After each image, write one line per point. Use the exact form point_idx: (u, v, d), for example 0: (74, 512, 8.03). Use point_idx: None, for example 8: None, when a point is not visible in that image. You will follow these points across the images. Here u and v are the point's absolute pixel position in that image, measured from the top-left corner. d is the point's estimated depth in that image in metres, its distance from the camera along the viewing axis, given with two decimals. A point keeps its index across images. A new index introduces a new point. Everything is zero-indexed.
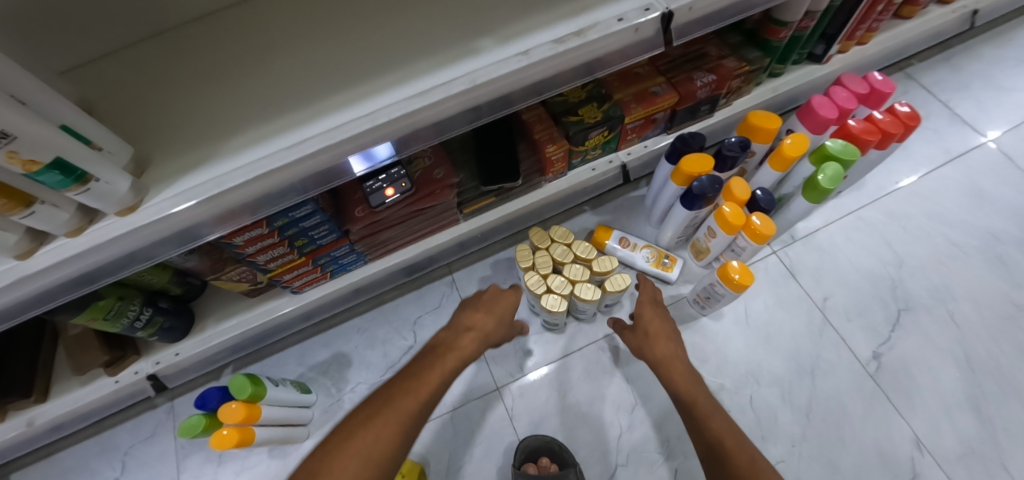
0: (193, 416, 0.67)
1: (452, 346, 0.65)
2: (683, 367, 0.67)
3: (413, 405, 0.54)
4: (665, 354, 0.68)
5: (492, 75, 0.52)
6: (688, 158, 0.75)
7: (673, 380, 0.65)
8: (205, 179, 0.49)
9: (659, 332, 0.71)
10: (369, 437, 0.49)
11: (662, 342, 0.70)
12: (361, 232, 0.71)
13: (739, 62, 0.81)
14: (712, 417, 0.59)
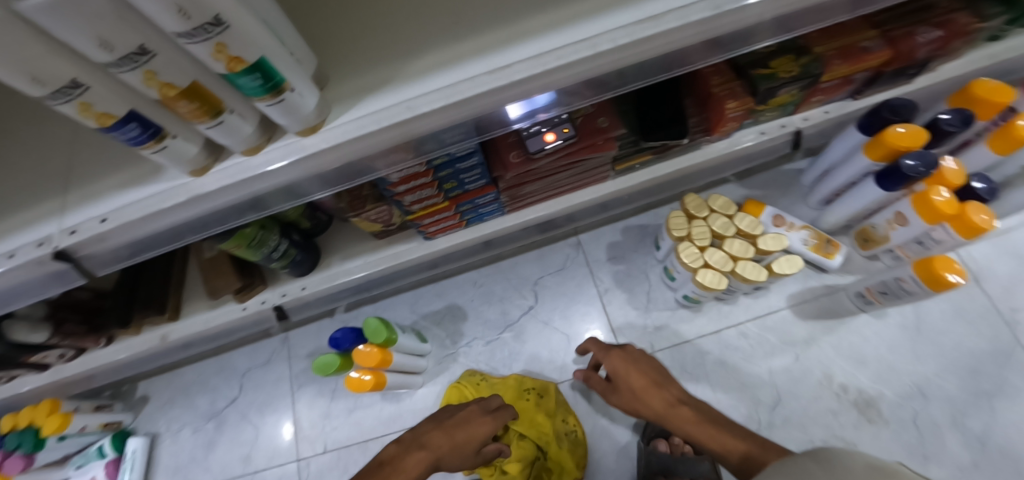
0: (327, 355, 0.65)
1: (448, 433, 0.55)
2: (694, 410, 0.55)
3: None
4: (662, 405, 0.57)
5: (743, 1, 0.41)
6: (898, 130, 0.62)
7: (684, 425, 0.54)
8: (397, 101, 0.42)
9: (654, 372, 0.60)
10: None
11: (633, 374, 0.60)
12: (511, 181, 0.64)
13: (973, 16, 0.65)
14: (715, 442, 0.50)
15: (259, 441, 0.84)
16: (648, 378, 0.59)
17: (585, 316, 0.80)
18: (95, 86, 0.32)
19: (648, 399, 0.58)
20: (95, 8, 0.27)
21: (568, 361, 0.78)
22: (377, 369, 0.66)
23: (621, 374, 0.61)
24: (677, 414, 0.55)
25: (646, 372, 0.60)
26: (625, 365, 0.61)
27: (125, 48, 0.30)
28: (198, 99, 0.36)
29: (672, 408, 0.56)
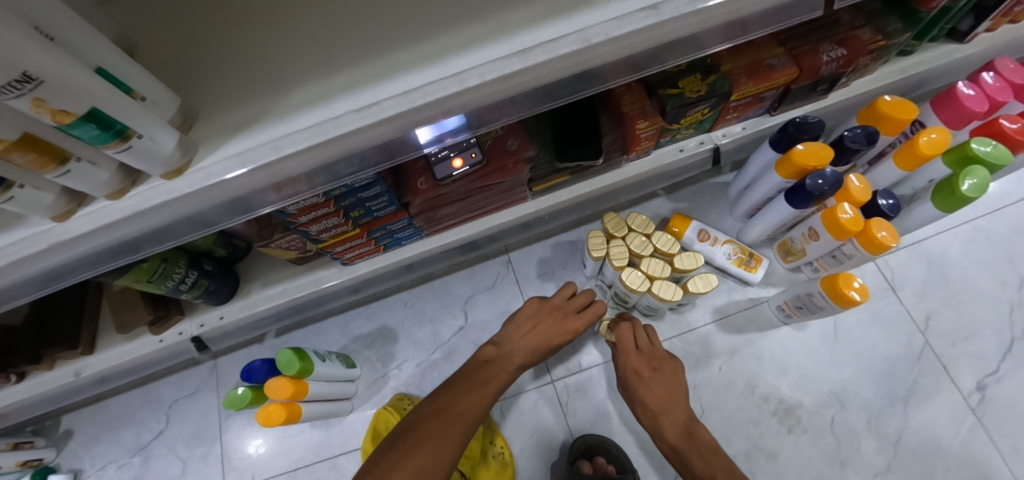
0: (237, 388, 0.63)
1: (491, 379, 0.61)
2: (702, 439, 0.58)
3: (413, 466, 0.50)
4: (671, 442, 0.59)
5: (612, 35, 0.41)
6: (801, 148, 0.64)
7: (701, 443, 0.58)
8: (262, 140, 0.41)
9: (659, 380, 0.64)
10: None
11: (657, 388, 0.63)
12: (422, 206, 0.63)
13: (875, 32, 0.66)
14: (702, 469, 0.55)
15: (187, 473, 0.82)
16: (652, 408, 0.61)
17: None
18: None
19: (656, 422, 0.61)
20: None
21: None
22: (293, 399, 0.65)
23: (644, 385, 0.63)
24: (667, 438, 0.60)
25: (649, 399, 0.63)
26: (647, 386, 0.63)
27: None
28: (32, 150, 0.34)
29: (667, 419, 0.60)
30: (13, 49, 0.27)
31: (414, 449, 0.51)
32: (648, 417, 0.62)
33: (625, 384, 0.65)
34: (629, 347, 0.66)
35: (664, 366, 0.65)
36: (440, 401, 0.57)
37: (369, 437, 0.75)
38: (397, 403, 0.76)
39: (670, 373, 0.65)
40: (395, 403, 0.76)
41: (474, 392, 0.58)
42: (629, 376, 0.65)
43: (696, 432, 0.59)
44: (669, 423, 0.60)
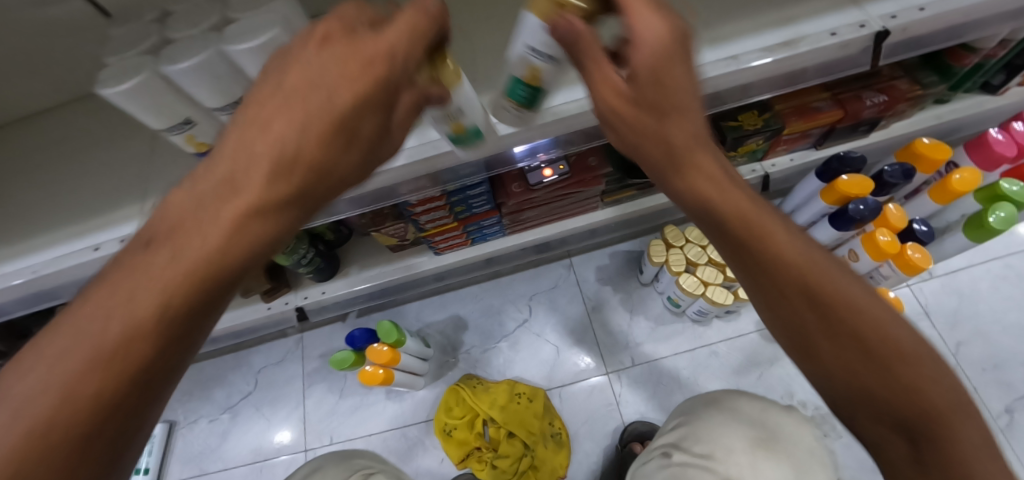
0: (342, 351, 0.74)
1: (326, 75, 0.30)
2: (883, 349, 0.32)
3: (149, 319, 0.27)
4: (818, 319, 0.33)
5: (700, 77, 0.52)
6: (844, 179, 0.73)
7: (862, 324, 0.33)
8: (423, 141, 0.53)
9: (829, 284, 0.34)
10: (48, 367, 0.26)
11: (847, 293, 0.34)
12: (513, 207, 0.74)
13: (913, 83, 0.76)
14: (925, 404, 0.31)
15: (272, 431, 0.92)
16: (802, 280, 0.34)
17: (573, 330, 0.89)
18: (198, 123, 0.44)
19: (779, 294, 0.35)
20: (213, 71, 0.39)
21: (557, 370, 0.86)
22: (387, 366, 0.75)
23: (773, 272, 0.35)
24: (963, 439, 0.31)
25: (798, 273, 0.34)
26: (776, 251, 0.35)
27: (228, 99, 0.42)
28: None
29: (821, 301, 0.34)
30: None
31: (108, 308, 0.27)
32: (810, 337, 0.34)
33: (693, 204, 0.37)
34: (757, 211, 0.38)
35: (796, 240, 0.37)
36: (222, 159, 0.30)
37: (439, 410, 0.83)
38: (466, 381, 0.84)
39: (830, 267, 0.35)
40: (464, 382, 0.84)
41: (345, 146, 0.31)
42: (732, 222, 0.35)
43: (851, 302, 0.33)
44: (826, 310, 0.33)
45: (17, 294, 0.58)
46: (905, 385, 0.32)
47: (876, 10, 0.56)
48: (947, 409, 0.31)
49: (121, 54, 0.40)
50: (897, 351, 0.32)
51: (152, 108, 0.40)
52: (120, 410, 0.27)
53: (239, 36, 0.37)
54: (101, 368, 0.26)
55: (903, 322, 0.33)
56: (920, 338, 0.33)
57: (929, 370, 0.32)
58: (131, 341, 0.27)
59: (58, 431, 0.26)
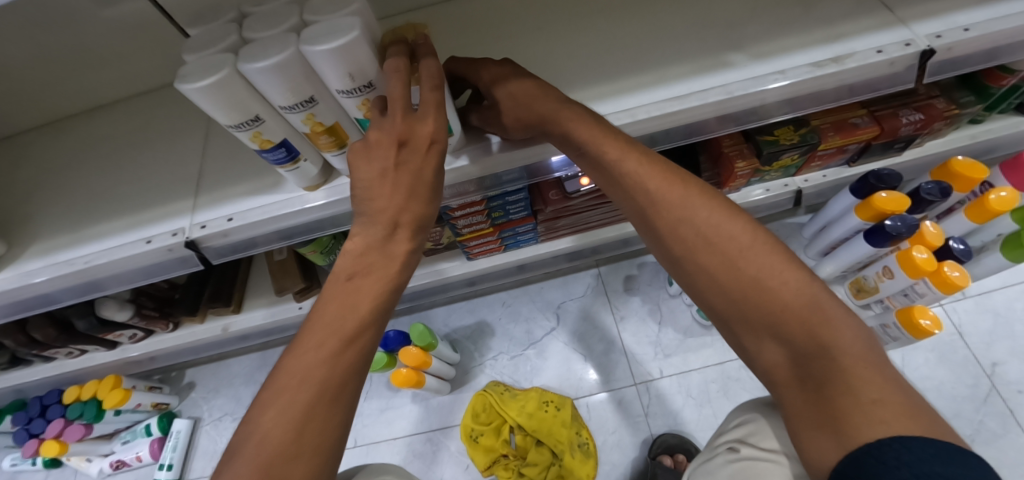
0: (376, 352, 0.75)
1: (415, 136, 0.39)
2: (795, 302, 0.35)
3: (343, 342, 0.36)
4: (738, 249, 0.39)
5: (749, 90, 0.53)
6: (882, 195, 0.73)
7: (760, 273, 0.37)
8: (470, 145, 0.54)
9: (733, 240, 0.39)
10: (295, 386, 0.34)
11: (759, 255, 0.38)
12: (549, 214, 0.75)
13: (949, 103, 0.77)
14: (838, 338, 0.34)
15: None
16: (713, 243, 0.40)
17: (601, 339, 0.89)
18: (265, 121, 0.45)
19: (705, 266, 0.40)
20: (290, 71, 0.40)
21: (585, 380, 0.86)
22: (417, 368, 0.75)
23: (685, 237, 0.41)
24: (861, 379, 0.32)
25: (704, 237, 0.40)
26: (689, 219, 0.41)
27: (298, 97, 0.43)
28: (334, 135, 0.49)
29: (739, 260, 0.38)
30: (366, 66, 0.41)
31: (309, 360, 0.35)
32: (713, 281, 0.39)
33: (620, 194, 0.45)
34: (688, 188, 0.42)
35: (719, 203, 0.41)
36: (355, 246, 0.39)
37: (466, 415, 0.83)
38: (493, 388, 0.84)
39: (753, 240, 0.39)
40: (491, 388, 0.84)
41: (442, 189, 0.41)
42: (645, 195, 0.43)
43: (769, 269, 0.37)
44: (730, 270, 0.38)
45: (70, 283, 0.59)
46: (798, 331, 0.35)
47: (922, 29, 0.57)
48: (860, 360, 0.33)
49: (201, 51, 0.42)
50: (810, 310, 0.35)
51: (227, 104, 0.42)
52: (341, 404, 0.35)
53: (316, 37, 0.38)
54: (324, 376, 0.35)
55: (811, 281, 0.36)
56: (821, 293, 0.36)
57: (847, 331, 0.34)
58: (337, 356, 0.35)
59: (308, 423, 0.33)
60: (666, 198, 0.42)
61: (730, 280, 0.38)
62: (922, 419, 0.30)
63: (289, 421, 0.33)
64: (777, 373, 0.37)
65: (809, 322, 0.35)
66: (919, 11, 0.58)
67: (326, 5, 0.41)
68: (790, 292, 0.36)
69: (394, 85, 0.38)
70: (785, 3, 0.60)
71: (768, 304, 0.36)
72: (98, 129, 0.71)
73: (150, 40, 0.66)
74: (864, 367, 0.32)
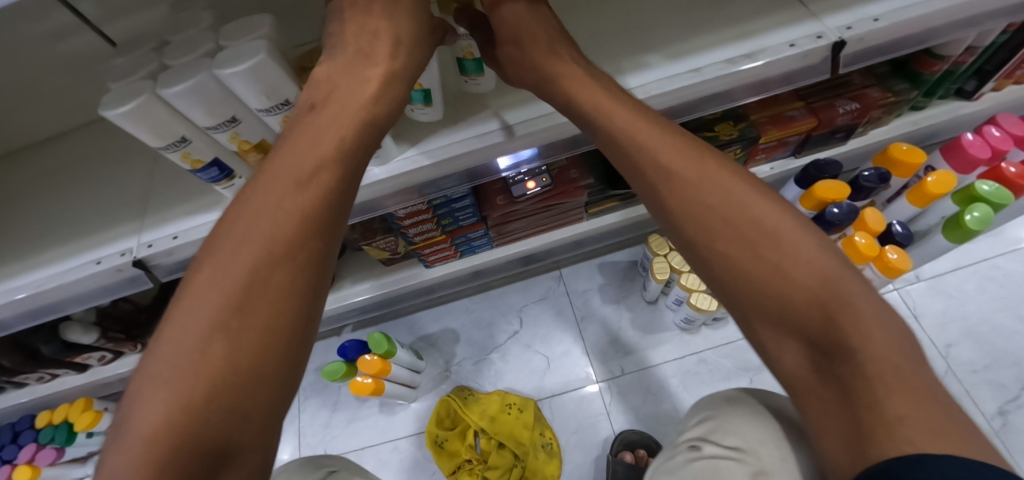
0: (335, 362, 0.75)
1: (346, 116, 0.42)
2: (845, 304, 0.34)
3: (290, 228, 0.37)
4: (807, 297, 0.36)
5: (665, 89, 0.55)
6: (822, 184, 0.75)
7: (792, 244, 0.38)
8: (393, 153, 0.56)
9: (819, 285, 0.36)
10: (242, 250, 0.36)
11: (872, 333, 0.33)
12: (498, 219, 0.77)
13: (884, 91, 0.79)
14: (867, 310, 0.34)
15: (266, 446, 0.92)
16: (803, 291, 0.36)
17: (563, 340, 0.90)
18: (192, 141, 0.47)
19: (800, 336, 0.36)
20: (207, 94, 0.43)
21: (547, 381, 0.87)
22: (377, 376, 0.76)
23: (789, 307, 0.36)
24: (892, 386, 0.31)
25: (798, 288, 0.36)
26: (781, 271, 0.37)
27: (220, 118, 0.45)
28: (263, 151, 0.51)
29: (831, 314, 0.34)
30: (282, 85, 0.44)
31: (173, 358, 0.32)
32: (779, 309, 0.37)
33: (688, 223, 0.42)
34: (770, 237, 0.39)
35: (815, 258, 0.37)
36: (262, 186, 0.38)
37: (431, 422, 0.84)
38: (457, 393, 0.85)
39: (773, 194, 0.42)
40: (456, 393, 0.86)
41: (286, 280, 0.36)
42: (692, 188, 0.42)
43: (810, 253, 0.37)
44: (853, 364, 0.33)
45: (24, 307, 0.61)
46: (825, 323, 0.34)
47: (833, 21, 0.59)
48: (888, 360, 0.32)
49: (124, 77, 0.44)
50: (825, 292, 0.35)
51: (151, 128, 0.44)
52: (220, 396, 0.31)
53: (228, 60, 0.40)
54: (270, 248, 0.36)
55: (842, 274, 0.36)
56: (893, 335, 0.33)
57: (879, 333, 0.33)
58: (284, 239, 0.36)
59: (174, 435, 0.30)
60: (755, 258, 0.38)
61: (806, 325, 0.35)
62: (961, 440, 0.29)
63: (238, 284, 0.35)
64: (797, 382, 0.36)
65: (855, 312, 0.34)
66: (830, 4, 0.60)
67: (239, 30, 0.43)
68: (873, 339, 0.33)
69: (298, 161, 0.39)
70: (702, 3, 0.62)
71: (832, 321, 0.34)
72: (42, 162, 0.70)
73: (84, 66, 0.63)
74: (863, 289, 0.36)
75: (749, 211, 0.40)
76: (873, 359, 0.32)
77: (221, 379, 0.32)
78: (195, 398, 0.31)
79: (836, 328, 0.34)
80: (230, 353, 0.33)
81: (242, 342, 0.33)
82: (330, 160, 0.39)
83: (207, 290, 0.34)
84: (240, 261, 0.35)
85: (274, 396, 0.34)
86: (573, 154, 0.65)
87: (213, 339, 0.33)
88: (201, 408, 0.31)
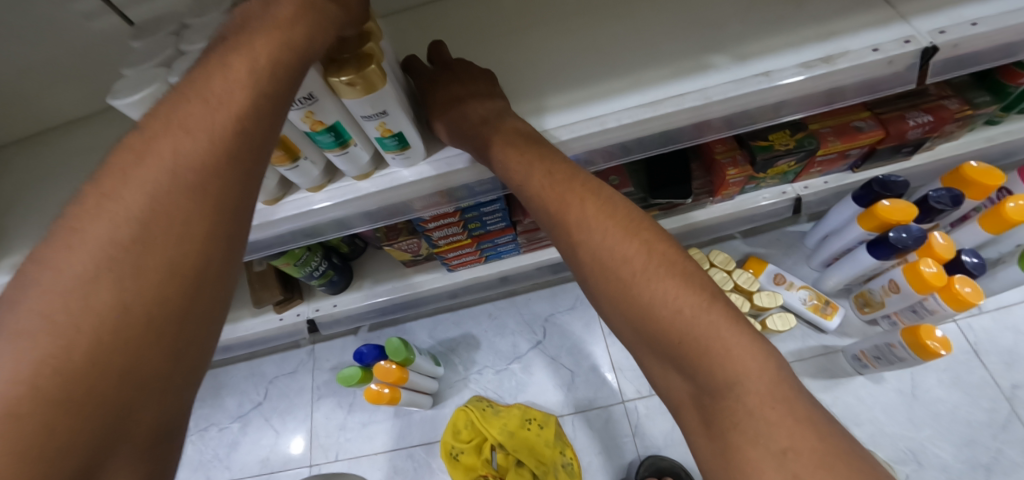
0: (350, 367, 0.72)
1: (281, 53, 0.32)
2: (704, 330, 0.35)
3: (203, 152, 0.29)
4: (675, 329, 0.36)
5: (728, 95, 0.49)
6: (885, 205, 0.67)
7: (656, 296, 0.37)
8: (421, 155, 0.52)
9: (676, 315, 0.36)
10: (138, 181, 0.28)
11: (734, 361, 0.33)
12: (528, 225, 0.72)
13: (962, 103, 0.70)
14: (723, 339, 0.34)
15: (279, 443, 0.90)
16: (664, 324, 0.36)
17: (590, 353, 0.85)
18: None
19: (678, 366, 0.36)
20: None
21: (570, 397, 0.83)
22: (394, 385, 0.73)
23: (655, 339, 0.37)
24: (761, 416, 0.31)
25: (660, 319, 0.37)
26: (647, 306, 0.37)
27: None
28: (283, 148, 0.45)
29: (693, 347, 0.35)
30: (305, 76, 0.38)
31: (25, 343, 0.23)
32: (649, 335, 0.37)
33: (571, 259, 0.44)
34: (627, 271, 0.39)
35: (679, 282, 0.38)
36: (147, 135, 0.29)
37: (447, 432, 0.81)
38: (475, 404, 0.81)
39: (641, 220, 0.43)
40: (474, 404, 0.82)
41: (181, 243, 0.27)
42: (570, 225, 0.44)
43: (667, 292, 0.37)
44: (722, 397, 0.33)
45: None
46: (695, 364, 0.34)
47: (925, 24, 0.52)
48: (764, 395, 0.32)
49: (142, 64, 0.41)
50: (680, 322, 0.36)
51: None
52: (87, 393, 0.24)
53: None
54: (171, 194, 0.28)
55: (703, 305, 0.36)
56: (748, 356, 0.33)
57: (745, 361, 0.33)
58: (189, 176, 0.28)
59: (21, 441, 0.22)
60: (622, 286, 0.39)
61: (673, 361, 0.36)
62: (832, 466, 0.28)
63: (123, 235, 0.26)
64: (685, 410, 0.36)
65: (710, 339, 0.34)
66: (924, 4, 0.53)
67: None
68: (734, 367, 0.33)
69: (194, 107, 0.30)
70: None
71: (690, 349, 0.35)
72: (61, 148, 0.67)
73: (104, 49, 0.60)
74: (721, 313, 0.36)
75: (621, 263, 0.40)
76: (738, 391, 0.32)
77: (104, 360, 0.24)
78: (66, 356, 0.24)
79: (700, 360, 0.34)
80: (115, 304, 0.25)
81: (127, 304, 0.25)
82: (249, 80, 0.31)
83: (86, 232, 0.26)
84: (131, 206, 0.27)
85: (178, 370, 0.27)
86: (613, 164, 0.59)
87: (91, 288, 0.25)
88: (74, 409, 0.23)
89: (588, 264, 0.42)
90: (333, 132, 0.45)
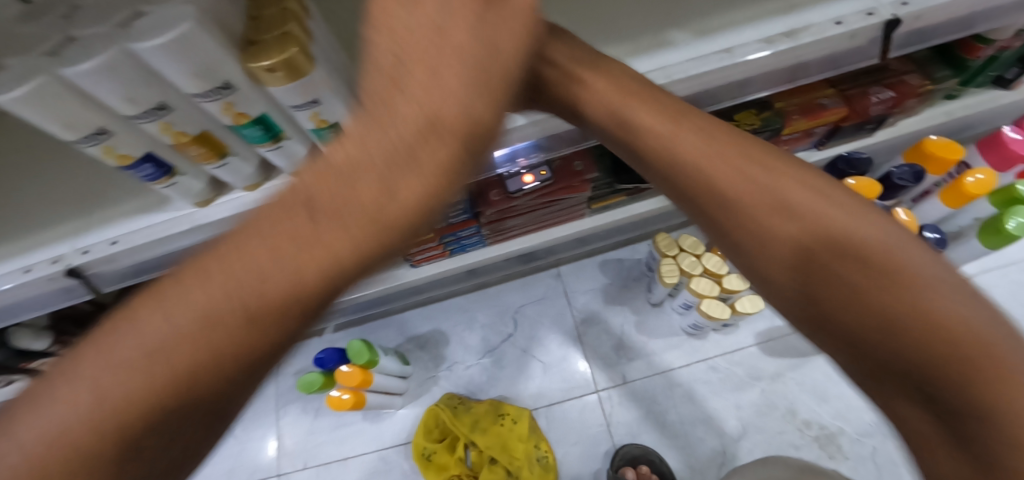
0: (310, 373, 0.68)
1: None
2: (867, 279, 0.26)
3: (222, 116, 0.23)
4: (857, 280, 0.26)
5: (689, 73, 0.47)
6: (849, 183, 0.67)
7: (821, 228, 0.27)
8: None
9: (871, 246, 0.26)
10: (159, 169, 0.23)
11: (911, 313, 0.24)
12: (491, 216, 0.69)
13: (923, 78, 0.69)
14: (932, 284, 0.25)
15: (242, 454, 0.86)
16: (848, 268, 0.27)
17: (562, 343, 0.84)
18: (115, 133, 0.36)
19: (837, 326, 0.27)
20: (124, 75, 0.32)
21: (544, 389, 0.81)
22: (357, 389, 0.70)
23: (832, 296, 0.27)
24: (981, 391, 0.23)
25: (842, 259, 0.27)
26: (777, 246, 0.29)
27: (145, 104, 0.35)
28: (205, 144, 0.41)
29: (863, 300, 0.26)
30: (221, 62, 0.34)
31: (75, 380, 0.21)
32: (819, 290, 0.28)
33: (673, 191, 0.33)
34: (752, 195, 0.29)
35: (807, 212, 0.28)
36: None
37: (418, 432, 0.78)
38: (447, 402, 0.79)
39: (751, 140, 0.31)
40: (445, 402, 0.80)
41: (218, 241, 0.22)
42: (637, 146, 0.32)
43: (800, 227, 0.28)
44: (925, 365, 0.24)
45: None
46: (892, 333, 0.25)
47: None
48: (984, 355, 0.23)
49: None
50: (862, 261, 0.26)
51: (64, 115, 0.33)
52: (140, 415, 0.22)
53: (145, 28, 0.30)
54: None
55: (885, 231, 0.27)
56: (936, 305, 0.24)
57: (946, 307, 0.24)
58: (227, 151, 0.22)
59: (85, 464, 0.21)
60: (753, 218, 0.29)
61: (870, 330, 0.26)
62: None
63: None
64: (890, 402, 0.27)
65: (886, 291, 0.25)
66: None
67: None
68: (943, 320, 0.24)
69: None
70: None
71: (876, 299, 0.26)
72: None
73: None
74: (914, 250, 0.27)
75: (738, 187, 0.29)
76: (949, 354, 0.23)
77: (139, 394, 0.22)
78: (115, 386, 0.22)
79: (879, 319, 0.25)
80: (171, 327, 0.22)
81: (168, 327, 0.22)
82: None
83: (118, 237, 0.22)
84: None
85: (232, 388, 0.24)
86: (575, 149, 0.56)
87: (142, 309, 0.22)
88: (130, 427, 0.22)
89: (689, 193, 0.31)
90: (260, 124, 0.40)
